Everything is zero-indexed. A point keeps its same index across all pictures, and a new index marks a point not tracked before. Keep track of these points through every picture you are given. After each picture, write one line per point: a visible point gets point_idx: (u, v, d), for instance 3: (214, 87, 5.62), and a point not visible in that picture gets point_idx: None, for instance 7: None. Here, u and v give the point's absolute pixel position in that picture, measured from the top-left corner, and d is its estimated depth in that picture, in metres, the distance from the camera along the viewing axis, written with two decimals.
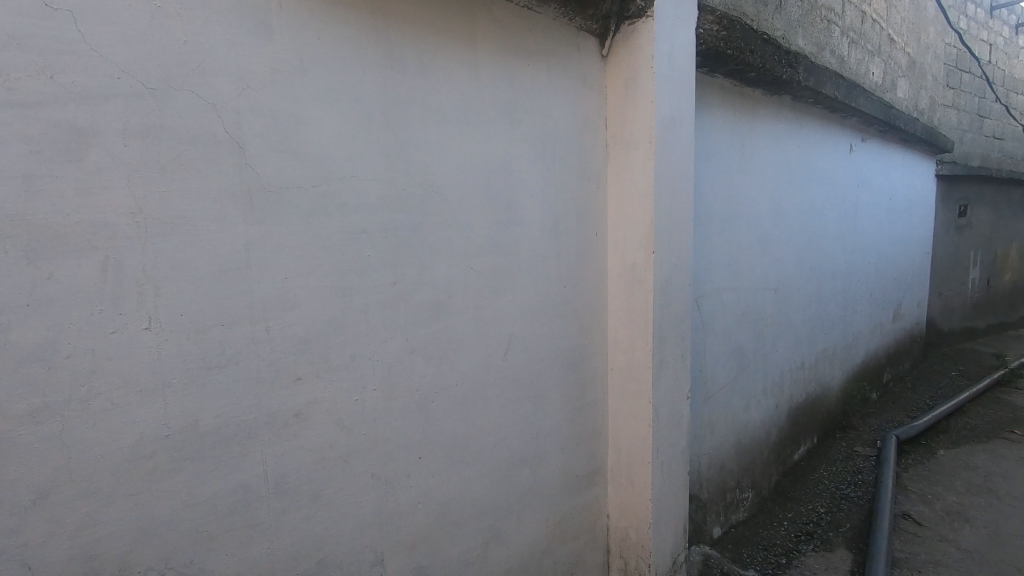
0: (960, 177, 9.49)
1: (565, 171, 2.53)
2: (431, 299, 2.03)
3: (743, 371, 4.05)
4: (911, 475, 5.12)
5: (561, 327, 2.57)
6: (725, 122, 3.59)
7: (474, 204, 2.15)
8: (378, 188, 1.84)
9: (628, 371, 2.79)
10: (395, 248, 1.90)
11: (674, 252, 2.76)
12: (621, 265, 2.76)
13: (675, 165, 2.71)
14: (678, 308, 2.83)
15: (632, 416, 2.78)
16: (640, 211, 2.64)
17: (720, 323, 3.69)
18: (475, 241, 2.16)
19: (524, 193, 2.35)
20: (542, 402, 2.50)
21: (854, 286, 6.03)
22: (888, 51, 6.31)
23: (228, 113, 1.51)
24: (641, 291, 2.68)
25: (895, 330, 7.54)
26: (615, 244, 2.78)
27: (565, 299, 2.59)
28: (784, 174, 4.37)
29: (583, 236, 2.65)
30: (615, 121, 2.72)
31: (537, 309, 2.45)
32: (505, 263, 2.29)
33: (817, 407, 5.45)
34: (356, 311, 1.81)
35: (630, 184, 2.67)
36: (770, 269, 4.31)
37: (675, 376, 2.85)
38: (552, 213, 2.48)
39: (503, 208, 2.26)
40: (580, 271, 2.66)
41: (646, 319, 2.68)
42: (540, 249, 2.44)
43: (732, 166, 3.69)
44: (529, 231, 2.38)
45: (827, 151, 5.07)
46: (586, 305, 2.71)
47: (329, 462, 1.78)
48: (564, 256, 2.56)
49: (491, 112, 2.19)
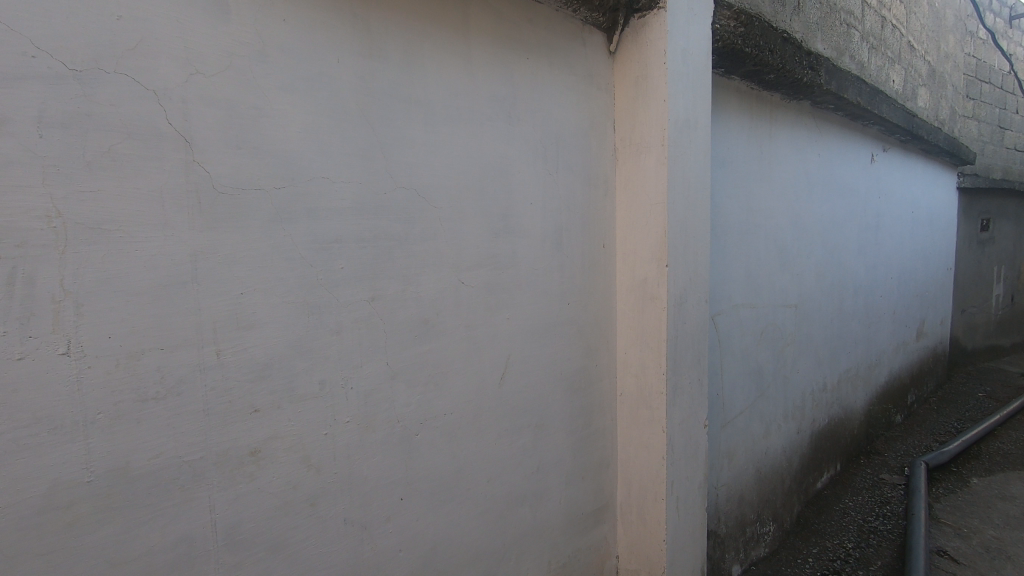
0: (982, 190, 9.16)
1: (570, 178, 2.31)
2: (417, 318, 1.79)
3: (763, 394, 3.76)
4: (944, 506, 4.77)
5: (565, 349, 2.33)
6: (742, 128, 3.35)
7: (466, 212, 1.92)
8: (356, 192, 1.62)
9: (639, 396, 2.52)
10: (374, 260, 1.68)
11: (690, 265, 2.51)
12: (631, 280, 2.52)
13: (690, 170, 2.48)
14: (694, 327, 2.58)
15: (643, 447, 2.52)
16: (652, 221, 2.40)
17: (738, 343, 3.42)
18: (468, 253, 1.93)
19: (523, 200, 2.12)
20: (544, 432, 2.25)
21: (877, 302, 5.72)
22: (908, 59, 6.07)
23: (172, 102, 1.30)
24: (654, 309, 2.43)
25: (919, 349, 7.19)
26: (625, 256, 2.54)
27: (570, 317, 2.34)
28: (804, 184, 4.12)
29: (589, 248, 2.42)
30: (623, 123, 2.50)
31: (539, 328, 2.21)
32: (502, 277, 2.05)
33: (840, 431, 5.13)
34: (327, 331, 1.58)
35: (642, 191, 2.44)
36: (791, 285, 4.04)
37: (691, 403, 2.58)
38: (555, 223, 2.25)
39: (499, 217, 2.03)
40: (586, 287, 2.42)
41: (659, 340, 2.42)
42: (541, 264, 2.20)
43: (750, 174, 3.45)
44: (529, 242, 2.15)
45: (849, 160, 4.81)
46: (593, 324, 2.47)
47: (294, 506, 1.54)
48: (568, 269, 2.32)
49: (486, 110, 1.97)
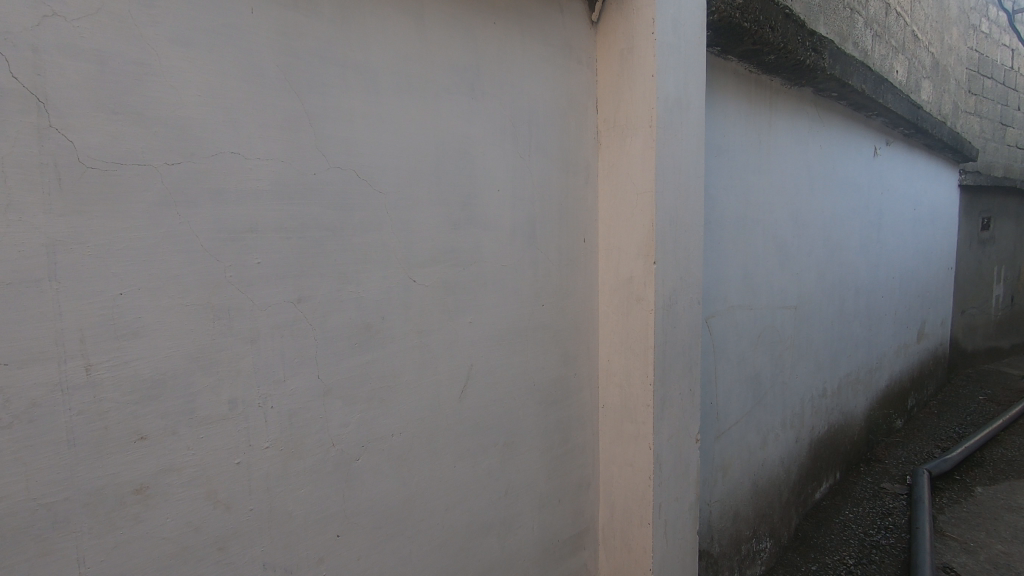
0: (983, 189, 8.94)
1: (544, 164, 2.04)
2: (356, 323, 1.52)
3: (760, 402, 3.51)
4: (947, 518, 4.53)
5: (539, 357, 2.06)
6: (738, 114, 3.09)
7: (419, 199, 1.65)
8: (276, 172, 1.36)
9: (623, 409, 2.26)
10: (302, 254, 1.41)
11: (681, 263, 2.25)
12: (614, 279, 2.26)
13: (681, 156, 2.21)
14: (685, 332, 2.32)
15: (627, 465, 2.26)
16: (639, 213, 2.14)
17: (734, 348, 3.16)
18: (422, 248, 1.67)
19: (489, 187, 1.85)
20: (514, 451, 1.99)
21: (878, 303, 5.48)
22: (912, 49, 5.81)
23: (19, 52, 1.03)
24: (639, 312, 2.17)
25: (920, 351, 6.96)
26: (607, 252, 2.28)
27: (545, 321, 2.08)
28: (804, 177, 3.87)
29: (567, 243, 2.16)
30: (607, 103, 2.23)
31: (507, 334, 1.94)
32: (463, 275, 1.78)
33: (840, 438, 4.89)
34: (239, 341, 1.31)
35: (626, 179, 2.18)
36: (790, 285, 3.79)
37: (681, 416, 2.32)
38: (527, 214, 1.99)
39: (459, 206, 1.76)
40: (564, 287, 2.15)
41: (645, 346, 2.17)
42: (510, 261, 1.93)
43: (747, 166, 3.19)
44: (496, 236, 1.88)
45: (851, 153, 4.56)
46: (572, 329, 2.20)
47: (197, 552, 1.27)
48: (543, 267, 2.06)
49: (443, 82, 1.70)
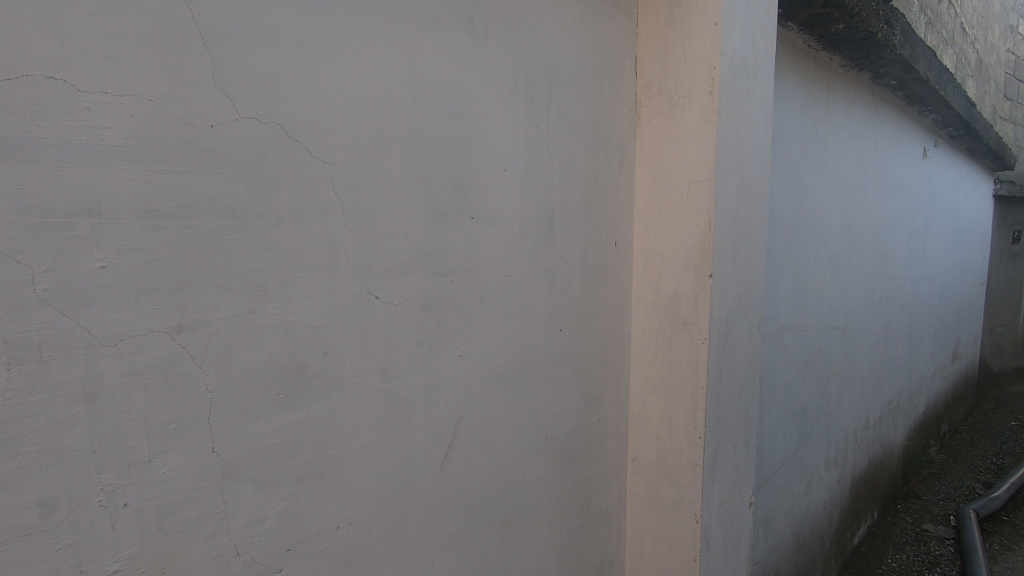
0: (1016, 200, 8.39)
1: (567, 140, 1.51)
2: (285, 364, 0.99)
3: (805, 439, 2.97)
4: (1003, 567, 3.98)
5: (554, 401, 1.53)
6: (796, 97, 2.55)
7: (390, 178, 1.12)
8: (141, 118, 0.83)
9: (662, 465, 1.73)
10: (190, 255, 0.88)
11: (740, 278, 1.73)
12: (654, 296, 1.73)
13: (747, 136, 1.69)
14: (741, 367, 1.79)
15: (665, 540, 1.73)
16: (691, 209, 1.62)
17: (782, 378, 2.62)
18: (392, 251, 1.14)
19: (493, 167, 1.32)
20: (519, 530, 1.45)
21: (920, 322, 4.94)
22: (960, 43, 5.28)
23: None
24: (687, 340, 1.65)
25: (954, 372, 6.42)
26: (644, 258, 1.75)
27: (563, 353, 1.55)
28: (858, 177, 3.34)
29: (595, 247, 1.62)
30: (650, 64, 1.70)
31: (513, 371, 1.41)
32: (452, 291, 1.25)
33: (879, 473, 4.35)
34: (66, 398, 0.78)
35: (675, 164, 1.65)
36: (839, 302, 3.25)
37: (733, 476, 1.80)
38: (543, 209, 1.45)
39: (449, 191, 1.23)
40: (589, 305, 1.62)
41: (694, 387, 1.64)
42: (520, 271, 1.40)
43: (802, 159, 2.66)
44: (501, 236, 1.35)
45: (903, 153, 4.03)
46: (598, 361, 1.67)
47: None
48: (563, 280, 1.53)
49: (432, 10, 1.17)
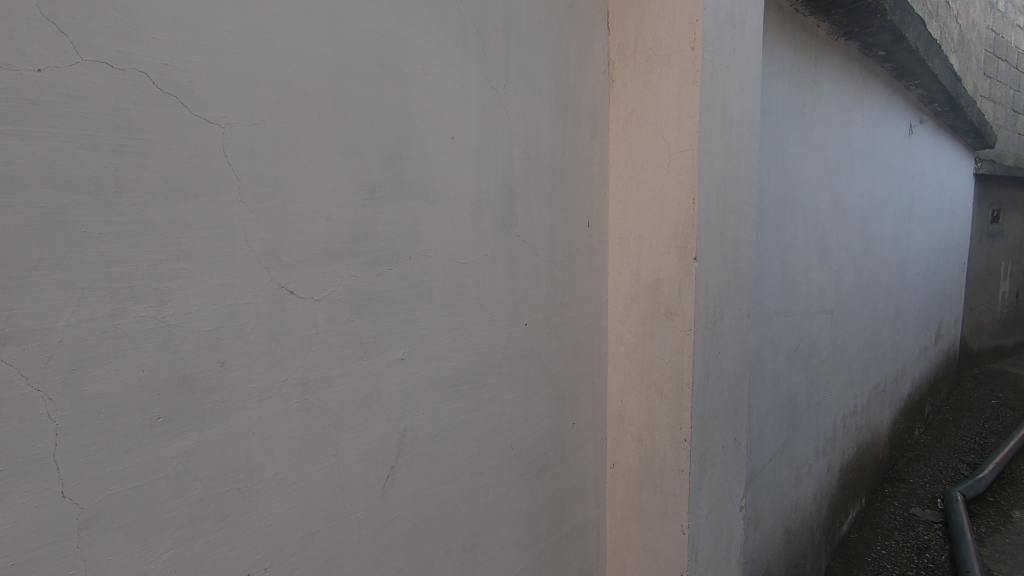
0: (994, 179, 8.37)
1: (529, 105, 1.30)
2: (165, 380, 0.79)
3: (794, 429, 2.84)
4: (992, 550, 3.91)
5: (520, 405, 1.34)
6: (783, 65, 2.37)
7: (304, 145, 0.91)
8: None
9: (644, 471, 1.56)
10: (16, 243, 0.66)
11: (727, 261, 1.55)
12: (633, 282, 1.55)
13: (733, 101, 1.50)
14: (729, 359, 1.62)
15: (649, 552, 1.56)
16: (672, 184, 1.43)
17: (771, 368, 2.47)
18: (309, 236, 0.93)
19: (438, 135, 1.11)
20: (481, 555, 1.27)
21: (905, 304, 4.86)
22: (943, 17, 5.15)
23: None
24: (670, 331, 1.47)
25: (937, 353, 6.39)
26: (621, 240, 1.56)
27: (529, 350, 1.36)
28: (846, 153, 3.19)
29: (565, 229, 1.43)
30: (625, 21, 1.50)
31: (470, 374, 1.21)
32: (391, 282, 1.05)
33: (865, 458, 4.26)
34: None
35: (654, 133, 1.46)
36: (827, 285, 3.11)
37: (722, 479, 1.63)
38: (502, 185, 1.25)
39: (383, 164, 1.02)
40: (559, 295, 1.43)
41: (678, 384, 1.47)
42: (476, 257, 1.21)
43: (789, 133, 2.49)
44: (452, 216, 1.15)
45: (890, 129, 3.89)
46: (570, 358, 1.48)
47: None
48: (528, 268, 1.33)
49: None
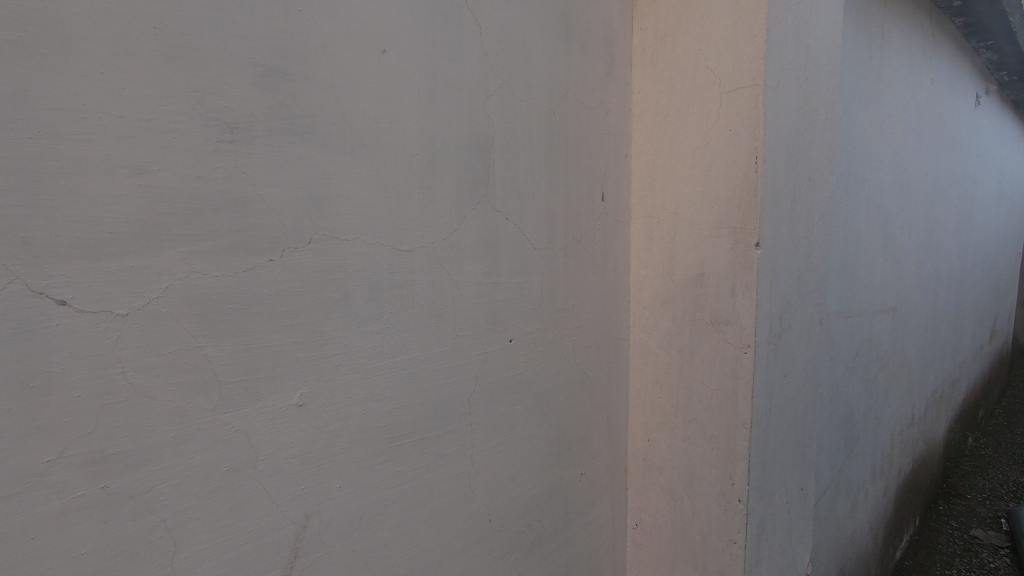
0: None
1: (512, 17, 0.88)
2: None
3: (852, 451, 2.38)
4: None
5: (502, 458, 0.93)
6: (850, 7, 1.90)
7: (82, 37, 0.50)
8: None
9: (679, 536, 1.14)
10: None
11: (796, 248, 1.11)
12: (665, 279, 1.12)
13: (808, 20, 1.06)
14: (796, 384, 1.19)
15: None
16: (723, 138, 1.00)
17: (830, 381, 2.01)
18: (98, 201, 0.52)
19: (357, 46, 0.69)
20: None
21: (964, 299, 4.32)
22: None
23: None
24: (719, 347, 1.04)
25: (993, 352, 5.80)
26: (649, 221, 1.14)
27: (516, 379, 0.94)
28: (912, 123, 2.69)
29: (569, 204, 1.01)
30: None
31: (421, 420, 0.80)
32: (275, 283, 0.64)
33: (920, 474, 3.76)
34: None
35: (696, 67, 1.03)
36: (889, 279, 2.63)
37: (784, 545, 1.20)
38: (470, 134, 0.83)
39: (255, 88, 0.61)
40: (563, 295, 1.01)
41: (729, 423, 1.04)
42: (428, 242, 0.79)
43: (853, 92, 2.02)
44: (385, 179, 0.73)
45: (957, 97, 3.36)
46: (577, 385, 1.06)
47: None
48: (513, 261, 0.91)
49: None
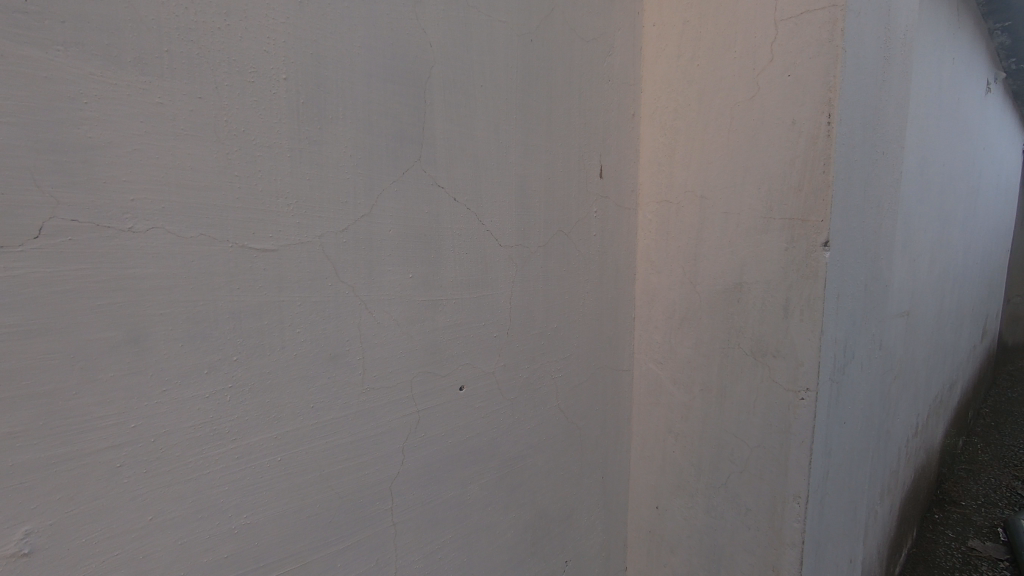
0: None
1: None
2: None
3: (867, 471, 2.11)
4: None
5: (446, 565, 0.61)
6: None
7: None
8: None
9: None
10: None
11: (865, 248, 0.80)
12: (685, 290, 0.81)
13: None
14: (853, 429, 0.88)
15: None
16: (777, 86, 0.68)
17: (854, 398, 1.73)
18: None
19: None
20: None
21: (965, 299, 4.11)
22: None
23: None
24: (762, 387, 0.74)
25: (986, 350, 5.64)
26: (663, 209, 0.82)
27: (470, 446, 0.62)
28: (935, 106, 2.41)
29: (554, 180, 0.68)
30: None
31: (301, 535, 0.48)
32: None
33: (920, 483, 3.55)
34: None
35: None
36: (907, 279, 2.36)
37: None
38: (389, 58, 0.50)
39: None
40: (545, 314, 0.69)
41: (774, 495, 0.73)
42: (311, 236, 0.46)
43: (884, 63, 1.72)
44: (219, 120, 0.40)
45: (972, 82, 3.10)
46: (563, 441, 0.75)
47: None
48: (465, 267, 0.59)
49: None
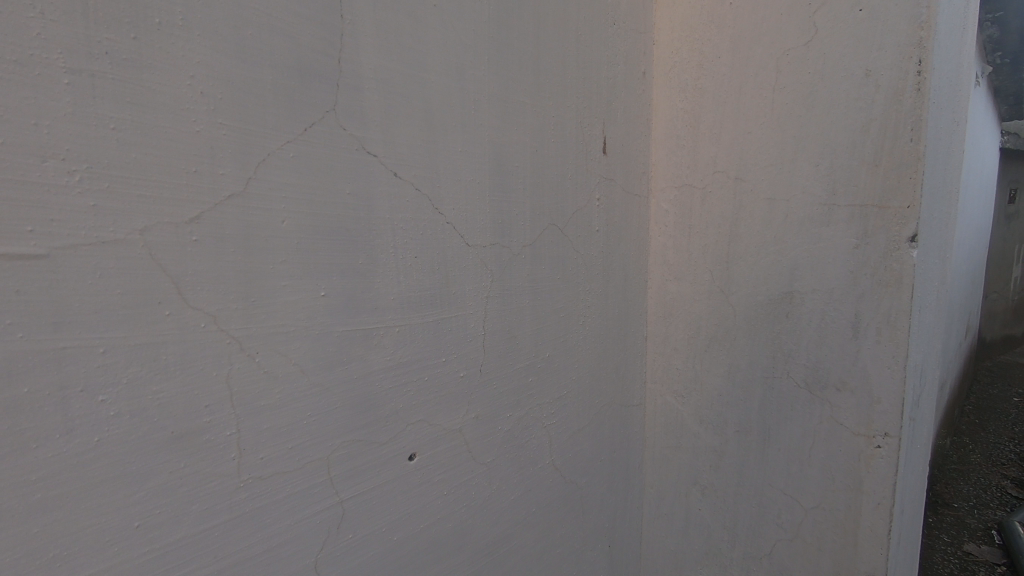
0: None
1: None
2: None
3: None
4: None
5: None
6: None
7: None
8: None
9: None
10: None
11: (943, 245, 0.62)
12: (714, 302, 0.62)
13: None
14: None
15: None
16: (842, 26, 0.50)
17: None
18: None
19: None
20: None
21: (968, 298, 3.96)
22: None
23: None
24: (823, 430, 0.55)
25: None
26: (684, 195, 0.63)
27: (429, 539, 0.43)
28: None
29: (543, 154, 0.49)
30: None
31: None
32: None
33: None
34: None
35: None
36: None
37: None
38: None
39: None
40: (534, 338, 0.50)
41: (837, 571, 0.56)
42: (127, 230, 0.26)
43: None
44: None
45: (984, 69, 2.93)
46: (561, 507, 0.56)
47: None
48: (415, 278, 0.39)
49: None
